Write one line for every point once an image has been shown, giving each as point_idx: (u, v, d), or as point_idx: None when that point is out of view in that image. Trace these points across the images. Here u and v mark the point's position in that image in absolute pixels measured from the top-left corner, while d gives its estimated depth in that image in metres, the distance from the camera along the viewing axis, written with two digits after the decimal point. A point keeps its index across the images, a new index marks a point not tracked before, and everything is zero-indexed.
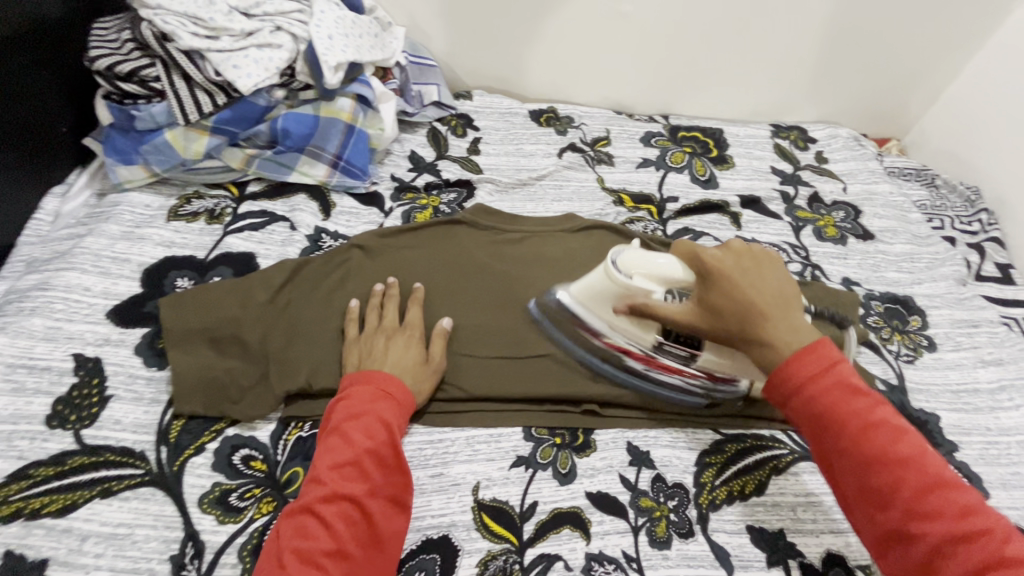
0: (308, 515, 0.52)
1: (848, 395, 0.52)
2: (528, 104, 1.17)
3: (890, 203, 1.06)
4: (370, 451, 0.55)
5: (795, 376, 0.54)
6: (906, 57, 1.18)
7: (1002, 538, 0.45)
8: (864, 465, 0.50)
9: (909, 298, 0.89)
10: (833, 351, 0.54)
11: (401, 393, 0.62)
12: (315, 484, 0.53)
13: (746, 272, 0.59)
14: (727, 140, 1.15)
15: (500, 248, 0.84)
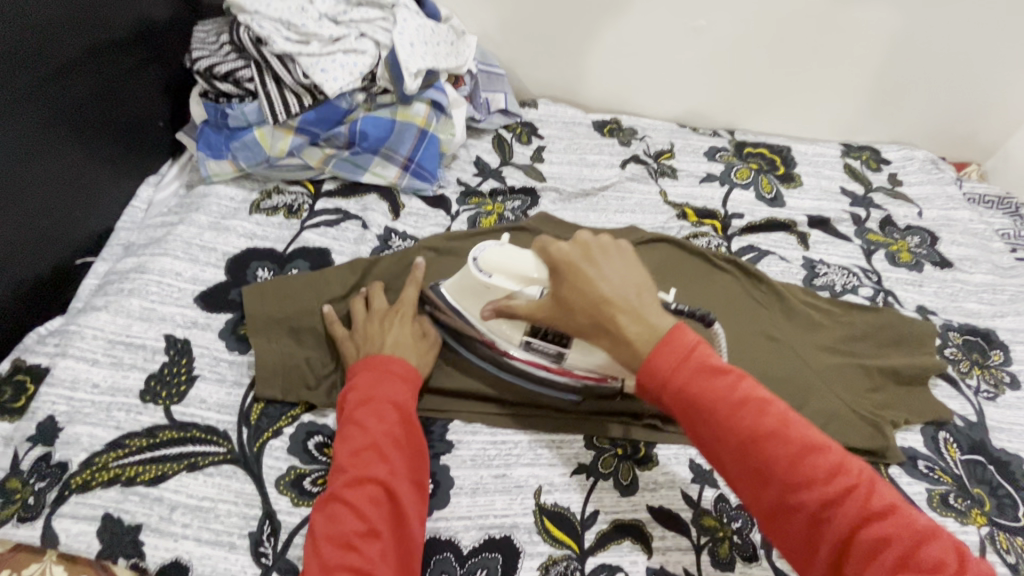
0: (336, 500, 0.53)
1: (709, 377, 0.49)
2: (591, 115, 1.18)
3: (970, 230, 1.01)
4: (384, 435, 0.57)
5: (663, 369, 0.51)
6: (992, 78, 1.12)
7: (866, 491, 0.45)
8: (739, 452, 0.48)
9: (991, 332, 0.85)
10: (688, 335, 0.52)
11: (405, 371, 0.63)
12: (339, 469, 0.55)
13: (595, 266, 0.56)
14: (795, 157, 1.13)
15: None
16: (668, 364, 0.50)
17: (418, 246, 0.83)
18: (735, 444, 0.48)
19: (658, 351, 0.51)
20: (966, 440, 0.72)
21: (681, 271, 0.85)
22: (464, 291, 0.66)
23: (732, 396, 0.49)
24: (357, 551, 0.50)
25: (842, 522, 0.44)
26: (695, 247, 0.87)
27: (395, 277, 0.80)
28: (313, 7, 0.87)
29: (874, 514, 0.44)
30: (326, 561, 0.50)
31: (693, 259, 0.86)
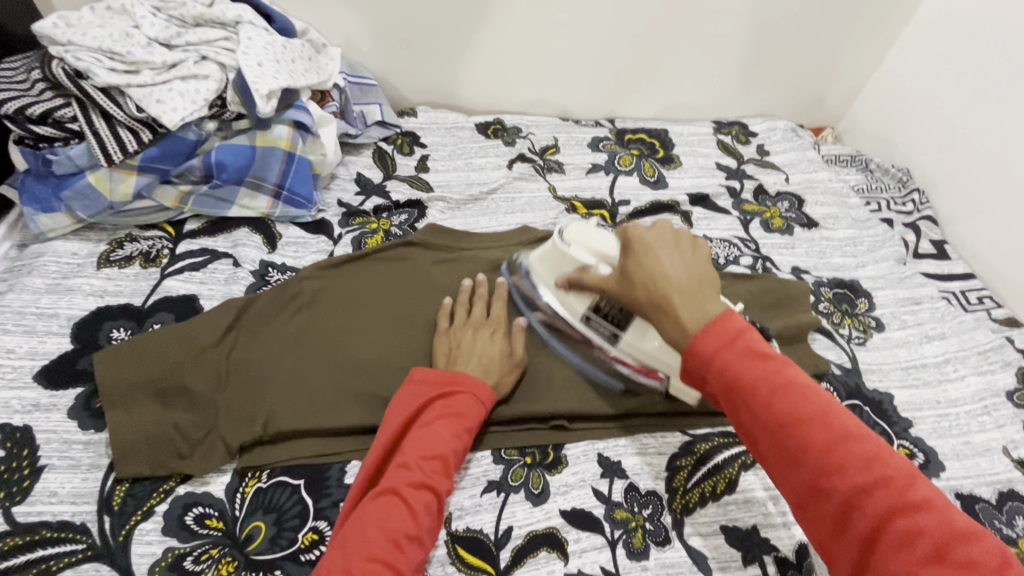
0: (395, 497, 0.53)
1: (752, 359, 0.48)
2: (474, 118, 1.17)
3: (830, 189, 1.10)
4: (456, 452, 0.58)
5: (704, 349, 0.50)
6: (833, 48, 1.22)
7: (904, 484, 0.43)
8: (772, 426, 0.47)
9: (856, 282, 0.92)
10: (741, 320, 0.51)
11: (490, 399, 0.63)
12: (409, 466, 0.55)
13: (668, 249, 0.58)
14: (672, 139, 1.18)
15: (451, 267, 0.85)
16: (715, 350, 0.49)
17: (299, 276, 0.78)
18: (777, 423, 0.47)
19: (704, 334, 0.50)
20: (843, 387, 0.78)
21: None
22: (547, 261, 0.71)
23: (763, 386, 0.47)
24: (401, 551, 0.50)
25: (873, 511, 0.42)
26: None
27: (276, 313, 0.74)
28: (139, 32, 0.80)
29: (898, 501, 0.42)
30: (372, 552, 0.49)
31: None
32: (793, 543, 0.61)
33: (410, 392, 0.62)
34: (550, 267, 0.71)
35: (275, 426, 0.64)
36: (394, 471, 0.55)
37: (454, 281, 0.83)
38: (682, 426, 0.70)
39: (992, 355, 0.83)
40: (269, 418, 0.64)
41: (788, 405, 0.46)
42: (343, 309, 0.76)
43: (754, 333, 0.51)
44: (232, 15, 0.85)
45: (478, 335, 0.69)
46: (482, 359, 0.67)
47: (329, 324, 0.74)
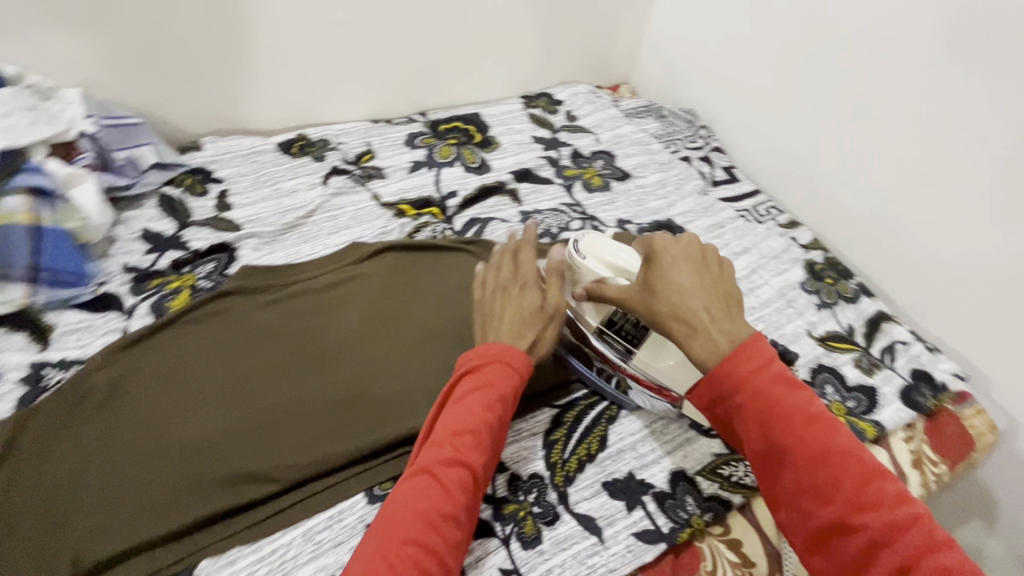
0: (427, 477, 0.53)
1: (787, 390, 0.52)
2: (273, 138, 1.06)
3: (634, 141, 1.19)
4: (489, 423, 0.56)
5: (733, 376, 0.52)
6: (609, 10, 1.30)
7: (927, 525, 0.47)
8: (809, 462, 0.49)
9: (671, 220, 1.01)
10: (766, 347, 0.53)
11: (524, 364, 0.61)
12: (446, 444, 0.55)
13: (695, 270, 0.58)
14: (486, 121, 1.19)
15: (282, 305, 0.77)
16: (751, 372, 0.52)
17: (90, 366, 0.66)
18: (807, 459, 0.49)
19: (733, 359, 0.52)
20: None
21: (421, 269, 0.85)
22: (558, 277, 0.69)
23: (797, 410, 0.50)
24: (436, 532, 0.50)
25: (901, 549, 0.46)
26: (414, 242, 0.88)
27: (71, 420, 0.62)
28: None
29: (920, 544, 0.46)
30: (405, 535, 0.49)
31: (427, 253, 0.88)
32: (665, 475, 0.66)
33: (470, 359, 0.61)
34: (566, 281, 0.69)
35: (89, 556, 0.54)
36: (430, 449, 0.55)
37: (290, 319, 0.76)
38: (551, 400, 0.71)
39: (784, 256, 0.97)
40: (81, 549, 0.54)
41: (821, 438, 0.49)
42: (166, 385, 0.66)
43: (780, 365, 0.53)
44: None
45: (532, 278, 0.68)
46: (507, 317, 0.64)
47: (144, 409, 0.64)
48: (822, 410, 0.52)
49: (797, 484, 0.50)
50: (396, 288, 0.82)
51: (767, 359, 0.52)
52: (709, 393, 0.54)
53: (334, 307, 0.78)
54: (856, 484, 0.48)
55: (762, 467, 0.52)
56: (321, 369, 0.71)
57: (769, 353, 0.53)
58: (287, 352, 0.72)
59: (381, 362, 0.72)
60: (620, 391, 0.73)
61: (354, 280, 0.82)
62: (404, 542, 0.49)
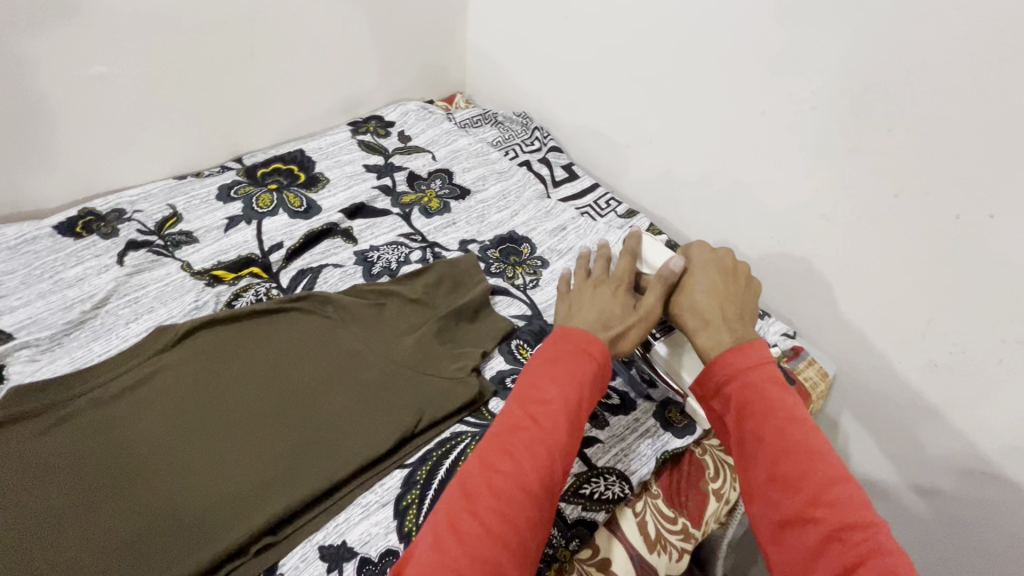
0: (513, 456, 0.50)
1: (776, 388, 0.54)
2: (47, 219, 0.91)
3: (471, 153, 1.16)
4: (561, 404, 0.53)
5: (731, 368, 0.56)
6: (423, 22, 1.25)
7: (886, 534, 0.45)
8: (782, 451, 0.50)
9: (514, 231, 0.99)
10: (763, 351, 0.57)
11: (605, 352, 0.59)
12: (531, 422, 0.52)
13: (715, 284, 0.66)
14: (311, 158, 1.10)
15: (75, 424, 0.66)
16: (745, 368, 0.56)
17: None
18: (775, 450, 0.50)
19: (737, 352, 0.57)
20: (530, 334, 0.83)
21: (245, 341, 0.76)
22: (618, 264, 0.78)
23: (781, 408, 0.52)
24: (504, 502, 0.47)
25: (851, 551, 0.43)
26: (238, 312, 0.79)
27: None
28: None
29: (868, 545, 0.43)
30: (472, 504, 0.47)
31: (254, 319, 0.79)
32: None
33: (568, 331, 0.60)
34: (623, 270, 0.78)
35: None
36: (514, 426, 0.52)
37: (88, 438, 0.65)
38: (399, 460, 0.67)
39: None
40: None
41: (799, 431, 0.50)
42: None
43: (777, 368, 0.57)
44: None
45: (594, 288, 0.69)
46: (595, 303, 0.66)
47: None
48: (805, 415, 0.52)
49: (767, 470, 0.49)
50: (217, 369, 0.72)
51: (758, 360, 0.56)
52: (714, 382, 0.57)
53: (139, 409, 0.68)
54: (822, 482, 0.47)
55: (740, 454, 0.53)
56: (128, 489, 0.61)
57: (763, 356, 0.57)
58: (79, 479, 0.61)
59: (205, 463, 0.64)
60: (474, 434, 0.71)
61: (167, 372, 0.72)
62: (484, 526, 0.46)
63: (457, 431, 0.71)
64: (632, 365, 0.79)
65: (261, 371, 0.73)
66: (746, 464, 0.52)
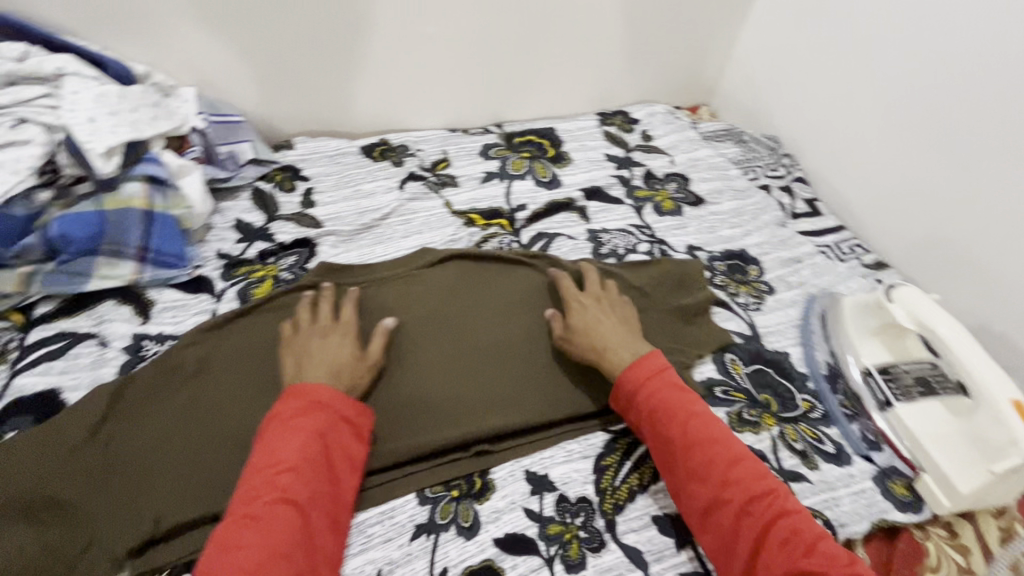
0: (336, 434, 0.59)
1: (678, 392, 0.65)
2: (357, 141, 1.12)
3: (711, 165, 1.16)
4: (299, 464, 0.55)
5: (633, 382, 0.66)
6: (697, 31, 1.28)
7: (782, 498, 0.57)
8: (688, 446, 0.60)
9: (745, 250, 0.97)
10: (659, 361, 0.68)
11: (348, 402, 0.62)
12: (340, 423, 0.60)
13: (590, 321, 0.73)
14: (561, 137, 1.19)
15: (356, 299, 0.79)
16: (641, 382, 0.66)
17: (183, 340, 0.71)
18: (686, 443, 0.60)
19: (632, 368, 0.67)
20: (746, 354, 0.81)
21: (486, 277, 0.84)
22: (865, 313, 0.81)
23: (687, 399, 0.64)
24: (274, 535, 0.51)
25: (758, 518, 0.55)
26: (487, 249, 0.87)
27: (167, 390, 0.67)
28: None
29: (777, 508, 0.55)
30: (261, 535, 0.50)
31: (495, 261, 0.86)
32: None
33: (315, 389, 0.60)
34: (874, 319, 0.80)
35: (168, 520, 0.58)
36: (332, 418, 0.60)
37: (365, 314, 0.77)
38: (604, 424, 0.71)
39: None
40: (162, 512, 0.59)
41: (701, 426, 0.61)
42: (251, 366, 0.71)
43: (669, 373, 0.67)
44: (51, 69, 0.77)
45: (608, 313, 0.75)
46: (616, 330, 0.72)
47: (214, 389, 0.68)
48: (700, 409, 0.63)
49: (688, 466, 0.60)
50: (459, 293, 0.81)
51: (626, 397, 0.66)
52: (620, 395, 0.67)
53: (395, 307, 0.79)
54: (727, 464, 0.59)
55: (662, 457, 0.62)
56: (390, 366, 0.72)
57: (659, 366, 0.67)
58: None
59: (447, 365, 0.73)
60: None
61: (427, 281, 0.83)
62: (322, 469, 0.56)
63: None
64: (856, 420, 0.75)
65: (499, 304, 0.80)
66: (666, 464, 0.62)
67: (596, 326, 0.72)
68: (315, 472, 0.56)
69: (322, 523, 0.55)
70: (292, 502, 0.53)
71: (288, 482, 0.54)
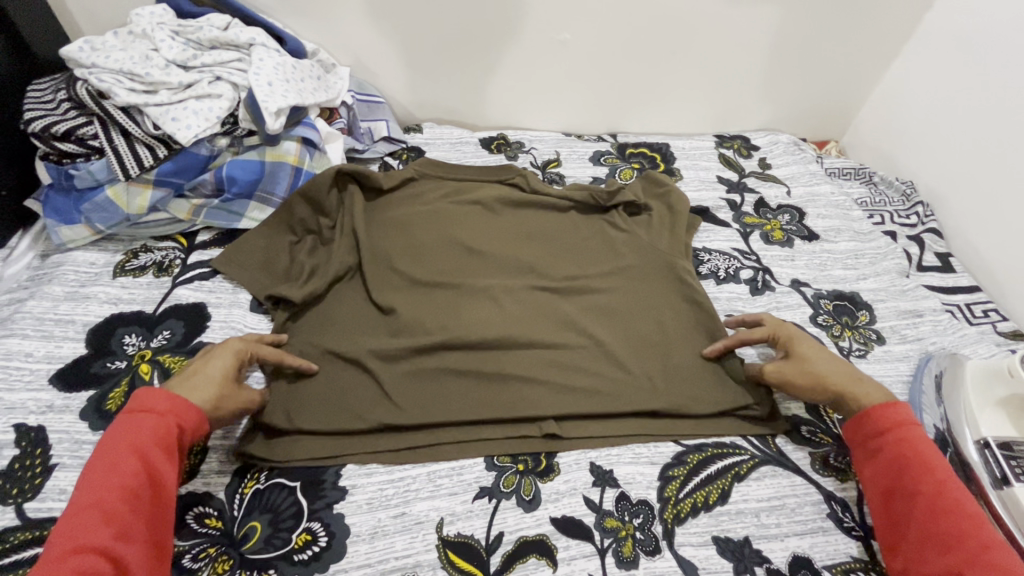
0: (163, 458, 0.55)
1: (931, 453, 0.60)
2: (478, 133, 1.19)
3: (832, 202, 1.10)
4: (93, 505, 0.50)
5: (878, 423, 0.63)
6: (838, 62, 1.21)
7: None
8: (929, 505, 0.57)
9: (856, 294, 0.91)
10: (907, 413, 0.64)
11: (172, 412, 0.57)
12: (164, 439, 0.55)
13: (818, 359, 0.70)
14: (674, 153, 1.19)
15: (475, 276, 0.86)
16: (891, 424, 0.63)
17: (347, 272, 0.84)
18: (929, 502, 0.57)
19: (882, 407, 0.64)
20: None
21: (580, 262, 0.90)
22: (987, 376, 0.73)
23: (937, 472, 0.58)
24: None
25: None
26: (617, 251, 0.91)
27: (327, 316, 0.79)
28: (158, 55, 0.84)
29: None
30: None
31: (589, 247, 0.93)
32: (786, 555, 0.61)
33: (151, 398, 0.57)
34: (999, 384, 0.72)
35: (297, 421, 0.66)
36: (151, 436, 0.55)
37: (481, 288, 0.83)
38: (676, 437, 0.70)
39: None
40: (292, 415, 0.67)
41: (952, 496, 0.57)
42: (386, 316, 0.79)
43: (920, 430, 0.63)
44: (246, 38, 0.89)
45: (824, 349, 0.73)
46: (841, 373, 0.69)
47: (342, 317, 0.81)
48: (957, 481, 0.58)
49: (922, 522, 0.56)
50: (555, 274, 0.87)
51: (872, 433, 0.63)
52: (854, 429, 0.65)
53: (497, 283, 0.85)
54: (974, 539, 0.53)
55: (890, 507, 0.60)
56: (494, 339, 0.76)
57: (914, 420, 0.63)
58: (451, 311, 0.80)
59: (548, 346, 0.77)
60: (755, 455, 0.69)
61: (549, 272, 0.88)
62: (142, 496, 0.52)
63: (736, 443, 0.71)
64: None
65: (614, 304, 0.84)
66: (893, 528, 0.59)
67: (822, 364, 0.70)
68: (133, 509, 0.51)
69: (142, 550, 0.50)
70: (96, 545, 0.47)
71: (87, 526, 0.48)
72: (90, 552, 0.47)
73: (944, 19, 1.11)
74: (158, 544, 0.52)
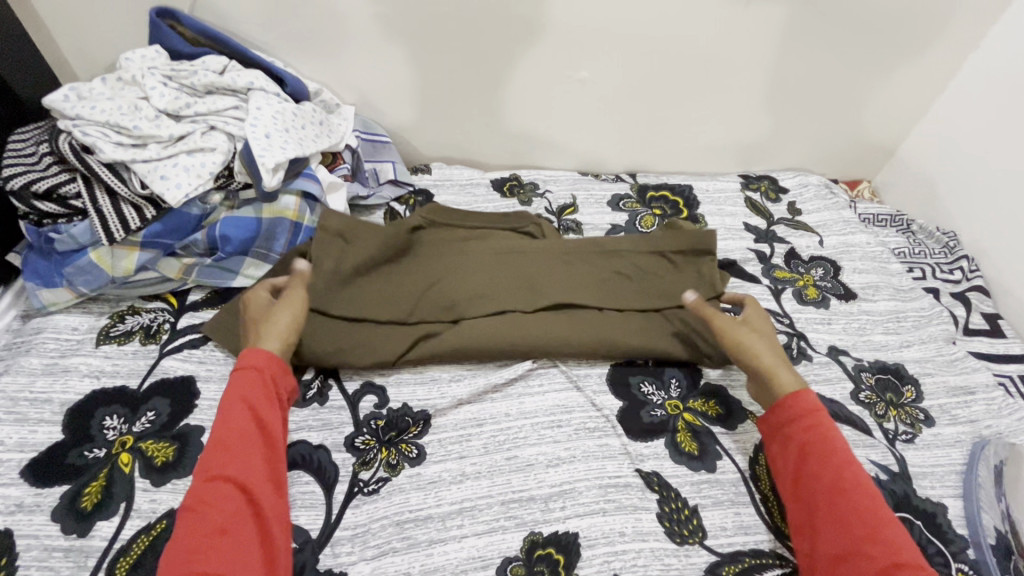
0: (271, 403, 0.61)
1: (828, 435, 0.62)
2: (490, 173, 1.13)
3: (868, 254, 1.03)
4: (218, 443, 0.55)
5: (792, 409, 0.64)
6: (874, 100, 1.14)
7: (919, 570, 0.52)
8: (836, 486, 0.58)
9: (901, 366, 0.84)
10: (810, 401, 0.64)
11: (265, 359, 0.62)
12: (268, 386, 0.61)
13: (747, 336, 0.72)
14: (697, 196, 1.12)
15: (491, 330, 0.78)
16: (804, 409, 0.64)
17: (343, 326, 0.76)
18: (832, 484, 0.58)
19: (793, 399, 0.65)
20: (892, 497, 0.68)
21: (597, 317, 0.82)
22: None
23: (840, 454, 0.60)
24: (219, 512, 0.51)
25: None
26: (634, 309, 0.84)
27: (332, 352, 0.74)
28: (148, 104, 0.78)
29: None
30: (202, 531, 0.50)
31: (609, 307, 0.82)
32: None
33: (252, 354, 0.62)
34: None
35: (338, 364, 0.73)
36: (258, 387, 0.60)
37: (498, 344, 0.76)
38: (708, 544, 0.63)
39: None
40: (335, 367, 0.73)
41: (853, 476, 0.58)
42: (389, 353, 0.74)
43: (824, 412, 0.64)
44: (243, 83, 0.83)
45: (761, 335, 0.72)
46: (772, 350, 0.71)
47: (342, 393, 0.74)
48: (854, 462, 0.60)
49: (829, 502, 0.58)
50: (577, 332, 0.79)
51: (779, 422, 0.65)
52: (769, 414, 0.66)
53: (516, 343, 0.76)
54: (874, 519, 0.55)
55: (795, 494, 0.61)
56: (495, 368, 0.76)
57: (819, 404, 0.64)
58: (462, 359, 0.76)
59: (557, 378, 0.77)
60: (797, 567, 0.62)
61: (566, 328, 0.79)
62: (260, 439, 0.57)
63: (776, 551, 0.64)
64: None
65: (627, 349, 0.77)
66: (804, 509, 0.60)
67: (753, 346, 0.71)
68: (251, 449, 0.56)
69: (268, 484, 0.56)
70: (229, 478, 0.53)
71: (219, 461, 0.54)
72: (228, 484, 0.53)
73: (990, 57, 1.04)
74: (280, 482, 0.57)
